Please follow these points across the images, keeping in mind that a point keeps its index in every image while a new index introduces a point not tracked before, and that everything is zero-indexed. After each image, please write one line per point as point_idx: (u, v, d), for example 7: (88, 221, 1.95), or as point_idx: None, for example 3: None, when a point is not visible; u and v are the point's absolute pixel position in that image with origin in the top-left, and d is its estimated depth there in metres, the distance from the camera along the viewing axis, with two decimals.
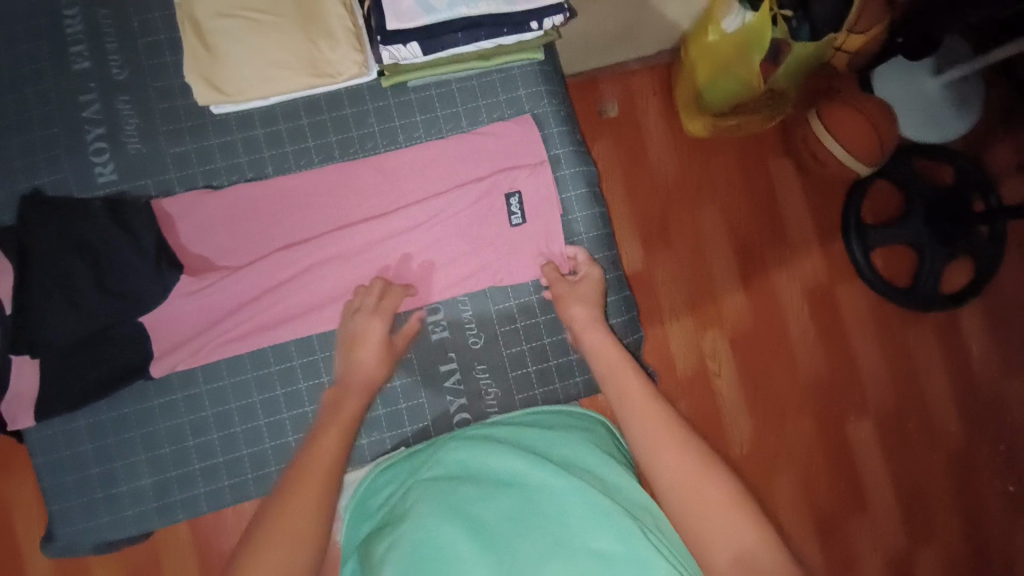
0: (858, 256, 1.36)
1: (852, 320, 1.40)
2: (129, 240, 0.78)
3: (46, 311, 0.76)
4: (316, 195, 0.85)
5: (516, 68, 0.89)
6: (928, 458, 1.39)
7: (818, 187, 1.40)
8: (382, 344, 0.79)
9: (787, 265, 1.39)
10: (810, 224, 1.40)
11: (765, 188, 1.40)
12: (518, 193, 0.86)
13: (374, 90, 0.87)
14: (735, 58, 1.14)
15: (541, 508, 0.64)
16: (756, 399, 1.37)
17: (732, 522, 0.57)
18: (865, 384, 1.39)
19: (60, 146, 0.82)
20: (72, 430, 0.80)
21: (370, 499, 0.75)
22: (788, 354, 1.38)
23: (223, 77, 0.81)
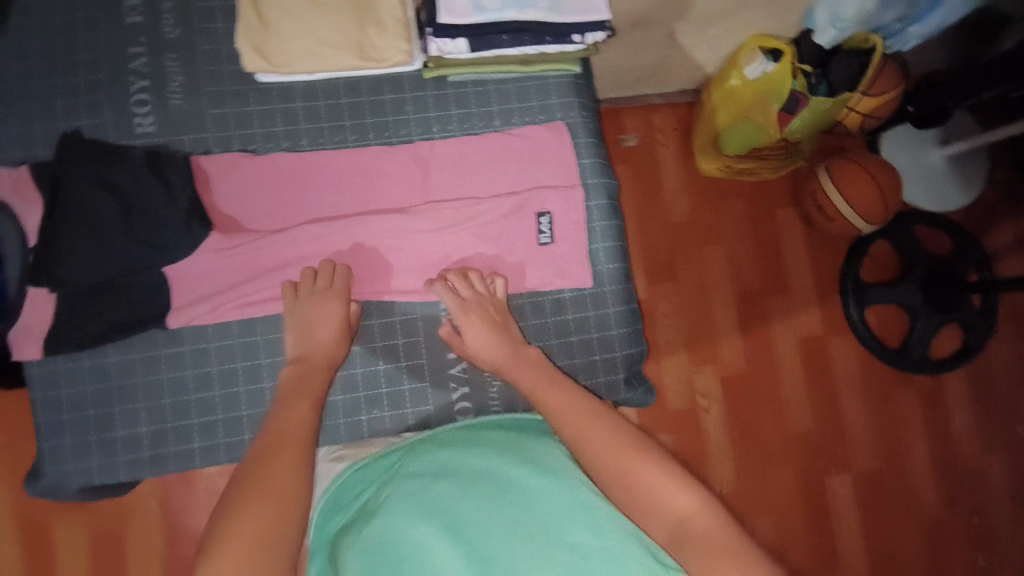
0: (854, 313, 1.39)
1: (844, 374, 1.42)
2: (165, 192, 0.80)
3: (72, 248, 0.79)
4: (350, 174, 0.87)
5: (553, 77, 0.92)
6: (905, 524, 1.40)
7: (821, 240, 1.45)
8: (341, 321, 0.81)
9: (786, 314, 1.42)
10: (811, 276, 1.44)
11: (771, 236, 1.44)
12: (549, 214, 0.90)
13: (414, 80, 0.90)
14: (754, 104, 1.20)
15: (514, 500, 0.61)
16: (742, 443, 1.38)
17: (667, 492, 0.58)
18: (849, 441, 1.41)
19: (103, 92, 0.83)
20: (76, 368, 0.81)
21: (344, 494, 0.73)
22: (777, 402, 1.40)
23: (273, 48, 0.84)
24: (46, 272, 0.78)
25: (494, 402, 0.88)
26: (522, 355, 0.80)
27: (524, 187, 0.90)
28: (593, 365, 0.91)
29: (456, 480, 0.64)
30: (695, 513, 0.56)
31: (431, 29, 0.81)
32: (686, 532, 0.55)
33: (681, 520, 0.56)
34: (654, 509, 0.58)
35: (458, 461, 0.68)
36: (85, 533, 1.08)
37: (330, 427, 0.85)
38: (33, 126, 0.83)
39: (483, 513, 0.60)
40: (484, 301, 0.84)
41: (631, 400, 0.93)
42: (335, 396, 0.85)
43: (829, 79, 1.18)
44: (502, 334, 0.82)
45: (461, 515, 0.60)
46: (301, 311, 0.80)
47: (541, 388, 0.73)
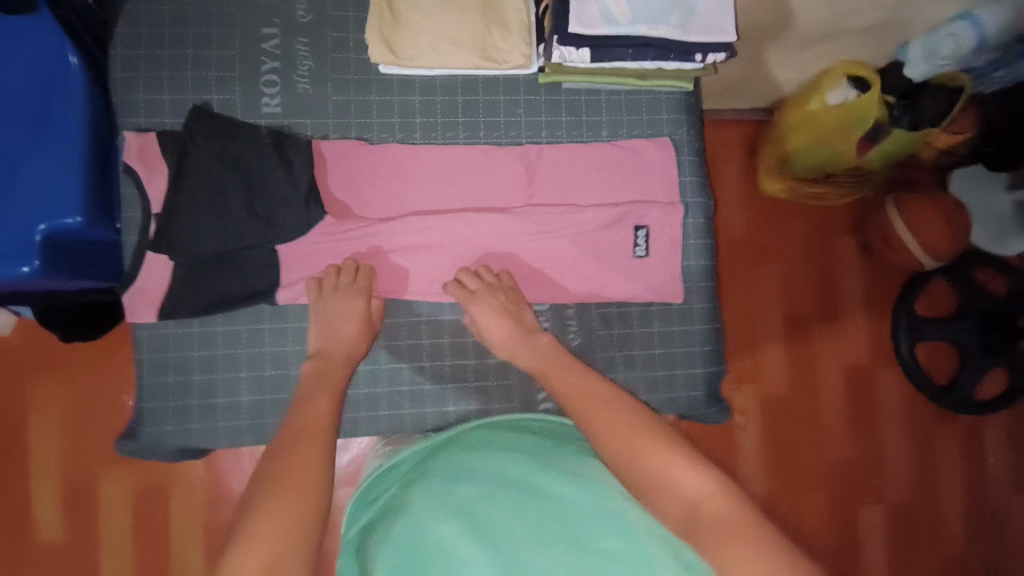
0: (904, 348, 1.36)
1: (886, 407, 1.42)
2: (286, 174, 0.83)
3: (194, 219, 0.81)
4: (459, 171, 0.90)
5: (663, 93, 0.93)
6: (930, 558, 1.40)
7: (876, 271, 1.44)
8: (362, 318, 0.81)
9: (834, 341, 1.41)
10: (864, 306, 1.42)
11: (826, 262, 1.43)
12: (646, 228, 0.90)
13: (529, 84, 0.92)
14: (832, 131, 1.17)
15: (541, 507, 0.61)
16: (776, 465, 1.37)
17: (677, 476, 0.58)
18: (885, 473, 1.41)
19: (234, 69, 0.86)
20: (184, 334, 0.83)
21: (375, 490, 0.75)
22: (817, 428, 1.40)
23: (400, 42, 0.87)
24: (167, 238, 0.81)
25: None
26: (533, 343, 0.81)
27: (624, 201, 0.91)
28: (676, 381, 0.91)
29: (482, 484, 0.65)
30: (708, 497, 0.55)
31: (558, 39, 0.81)
32: (697, 517, 0.54)
33: (693, 505, 0.55)
34: (665, 492, 0.57)
35: (481, 465, 0.68)
36: (129, 486, 1.16)
37: (395, 415, 0.88)
38: (160, 99, 0.84)
39: (510, 516, 0.60)
40: (495, 293, 0.84)
41: (706, 420, 0.94)
42: (402, 386, 0.88)
43: (913, 113, 1.13)
44: (511, 321, 0.82)
45: (488, 517, 0.60)
46: (324, 305, 0.81)
47: (553, 370, 0.76)
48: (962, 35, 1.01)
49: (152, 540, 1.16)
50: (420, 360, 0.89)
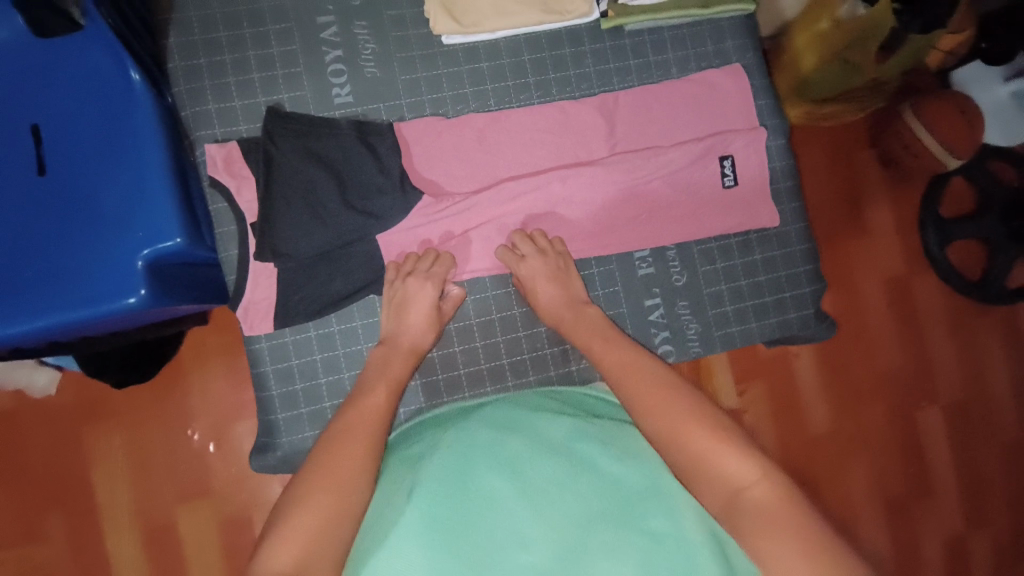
0: (933, 246, 1.36)
1: (927, 311, 1.40)
2: (378, 165, 0.82)
3: (291, 222, 0.79)
4: (540, 130, 0.88)
5: (725, 20, 0.92)
6: (988, 451, 1.40)
7: (899, 182, 1.40)
8: (431, 309, 0.80)
9: (868, 255, 1.39)
10: (891, 219, 1.40)
11: (849, 180, 1.39)
12: (732, 157, 0.88)
13: (592, 32, 0.90)
14: (846, 44, 1.07)
15: (588, 478, 0.63)
16: (834, 384, 1.36)
17: (721, 460, 0.60)
18: (937, 373, 1.39)
19: (300, 63, 0.84)
20: (303, 339, 0.83)
21: (412, 429, 0.78)
22: (867, 342, 1.39)
23: (461, 8, 0.86)
24: (269, 246, 0.79)
25: (696, 345, 0.90)
26: (578, 312, 0.83)
27: (709, 133, 0.90)
28: (786, 303, 0.92)
29: (531, 440, 0.67)
30: (750, 484, 0.58)
31: None
32: (741, 503, 0.57)
33: (738, 490, 0.58)
34: (709, 475, 0.60)
35: (531, 424, 0.70)
36: (211, 517, 1.16)
37: (520, 386, 0.88)
38: (230, 104, 0.82)
39: (556, 487, 0.62)
40: (541, 258, 0.84)
41: (813, 337, 0.95)
42: (458, 370, 0.86)
43: (923, 17, 1.04)
44: (561, 288, 0.83)
45: (537, 483, 0.63)
46: (397, 290, 0.81)
47: (595, 339, 0.79)
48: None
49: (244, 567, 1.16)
50: (535, 326, 0.88)
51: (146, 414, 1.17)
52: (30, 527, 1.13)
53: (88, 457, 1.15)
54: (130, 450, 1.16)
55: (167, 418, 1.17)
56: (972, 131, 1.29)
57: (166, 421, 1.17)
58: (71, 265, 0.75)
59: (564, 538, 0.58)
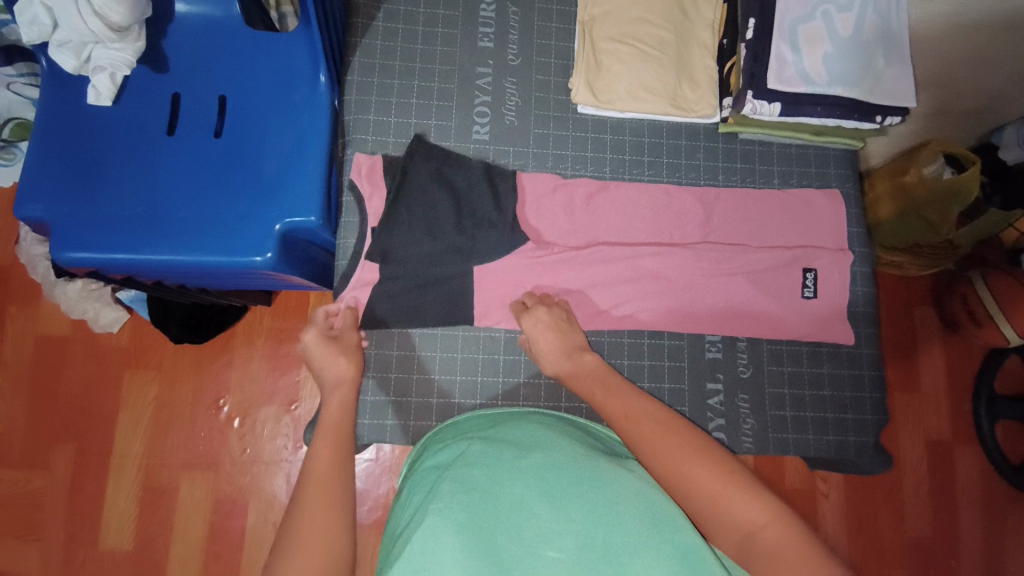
0: (985, 427, 1.36)
1: (963, 486, 1.39)
2: (497, 209, 0.91)
3: (405, 233, 0.89)
4: (644, 207, 0.95)
5: (833, 150, 1.01)
6: None
7: (955, 346, 1.44)
8: (319, 336, 0.83)
9: (916, 414, 1.41)
10: (944, 380, 1.43)
11: (909, 330, 1.44)
12: (815, 270, 0.94)
13: (710, 133, 1.00)
14: (928, 204, 1.13)
15: (608, 492, 0.62)
16: (857, 535, 1.35)
17: (732, 503, 0.60)
18: (963, 551, 1.36)
19: (452, 100, 0.96)
20: (385, 338, 0.89)
21: (442, 433, 0.80)
22: (897, 501, 1.37)
23: (602, 87, 0.96)
24: (381, 249, 0.88)
25: (748, 440, 0.91)
26: (576, 362, 0.82)
27: (798, 244, 0.95)
28: (846, 423, 0.92)
29: (551, 453, 0.67)
30: (761, 526, 0.57)
31: (754, 92, 0.90)
32: (753, 547, 0.57)
33: (746, 535, 0.58)
34: (721, 518, 0.60)
35: (551, 440, 0.70)
36: (207, 494, 1.20)
37: None
38: (388, 119, 0.94)
39: (576, 495, 0.61)
40: (551, 308, 0.87)
41: (866, 468, 0.95)
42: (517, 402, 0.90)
43: (1004, 195, 1.18)
44: (559, 338, 0.84)
45: (560, 487, 0.62)
46: (312, 346, 0.84)
47: (597, 391, 0.76)
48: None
49: (223, 553, 1.18)
50: None
51: (187, 376, 1.23)
52: (37, 456, 1.19)
53: (120, 401, 1.22)
54: (160, 405, 1.22)
55: (210, 385, 1.23)
56: None
57: (210, 385, 1.23)
58: (220, 216, 0.86)
59: (589, 534, 0.57)
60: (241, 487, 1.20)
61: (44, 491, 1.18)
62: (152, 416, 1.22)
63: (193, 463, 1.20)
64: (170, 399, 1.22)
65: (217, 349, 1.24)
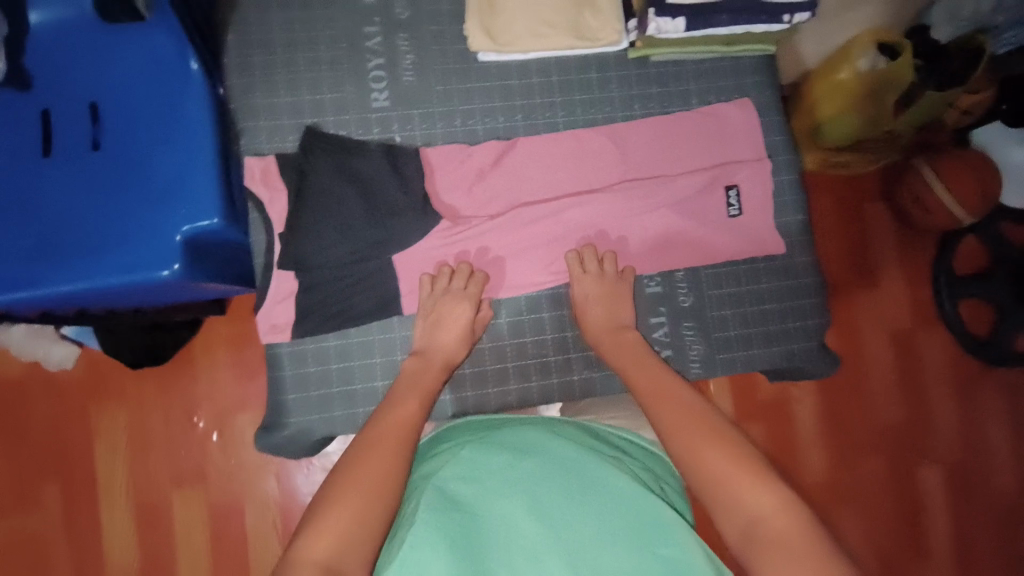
0: (948, 309, 1.42)
1: (932, 371, 1.44)
2: (400, 182, 0.86)
3: (313, 230, 0.84)
4: (562, 153, 0.92)
5: (747, 58, 0.98)
6: (983, 516, 1.42)
7: (908, 233, 1.45)
8: (465, 327, 0.84)
9: (877, 308, 1.44)
10: (899, 270, 1.45)
11: (860, 229, 1.45)
12: (737, 186, 0.94)
13: (620, 60, 0.95)
14: (865, 98, 1.15)
15: (602, 502, 0.61)
16: (834, 433, 1.40)
17: (742, 489, 0.58)
18: (937, 431, 1.43)
19: (344, 68, 0.89)
20: (321, 347, 0.85)
21: (442, 436, 0.79)
22: (866, 395, 1.42)
23: (499, 28, 0.90)
24: (294, 257, 0.84)
25: (696, 367, 0.91)
26: (616, 338, 0.84)
27: (717, 162, 0.94)
28: (791, 333, 0.93)
29: (544, 459, 0.66)
30: (770, 516, 0.56)
31: (655, 10, 0.86)
32: (756, 535, 0.55)
33: (753, 521, 0.56)
34: (729, 505, 0.58)
35: (545, 441, 0.69)
36: (200, 505, 1.19)
37: (523, 390, 0.89)
38: (279, 100, 0.88)
39: (564, 502, 0.61)
40: (604, 279, 0.88)
41: (815, 373, 0.96)
42: (465, 369, 0.88)
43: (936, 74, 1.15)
44: (611, 298, 0.87)
45: (547, 497, 0.62)
46: (432, 307, 0.84)
47: (631, 364, 0.79)
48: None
49: (229, 557, 1.18)
50: (542, 333, 0.90)
51: (151, 396, 1.20)
52: (16, 500, 1.16)
53: (90, 431, 1.19)
54: (133, 430, 1.19)
55: (173, 400, 1.20)
56: (992, 180, 1.26)
57: (173, 401, 1.20)
58: (113, 233, 0.81)
59: (577, 548, 0.58)
60: (231, 494, 1.20)
61: (37, 529, 1.16)
62: (126, 442, 1.19)
63: (176, 479, 1.19)
64: (143, 420, 1.20)
65: (172, 366, 1.21)
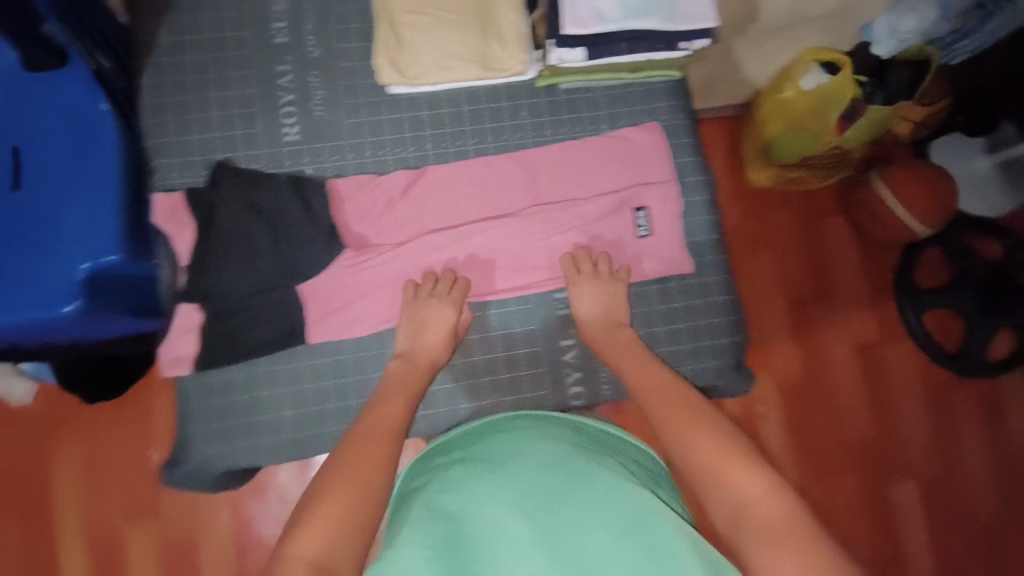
0: (912, 317, 1.41)
1: (902, 384, 1.42)
2: (309, 218, 0.88)
3: (222, 265, 0.86)
4: (471, 180, 0.94)
5: (657, 82, 0.99)
6: (966, 534, 1.38)
7: (870, 247, 1.47)
8: (449, 329, 0.86)
9: (841, 321, 1.44)
10: (863, 285, 1.45)
11: (821, 244, 1.46)
12: (646, 208, 0.95)
13: (529, 89, 0.98)
14: (809, 115, 1.24)
15: (585, 493, 0.63)
16: (803, 450, 1.39)
17: (732, 476, 0.62)
18: (911, 446, 1.40)
19: (255, 105, 0.92)
20: (227, 378, 0.87)
21: (437, 445, 0.81)
22: (835, 410, 1.41)
23: (406, 62, 0.93)
24: (201, 291, 0.86)
25: (607, 389, 0.93)
26: (610, 336, 0.87)
27: (627, 185, 0.96)
28: (703, 352, 0.94)
29: (532, 459, 0.68)
30: (757, 499, 0.59)
31: (553, 41, 0.88)
32: (744, 519, 0.59)
33: (740, 506, 0.60)
34: (721, 490, 0.62)
35: (534, 443, 0.71)
36: (153, 540, 1.17)
37: (431, 416, 0.90)
38: (193, 137, 0.91)
39: (550, 494, 0.63)
40: (598, 281, 0.90)
41: (730, 390, 0.98)
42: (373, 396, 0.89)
43: (883, 89, 1.23)
44: (603, 298, 0.89)
45: (535, 493, 0.63)
46: (417, 311, 0.87)
47: (624, 364, 0.82)
48: (920, 10, 1.18)
49: None
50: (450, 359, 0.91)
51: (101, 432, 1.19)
52: None
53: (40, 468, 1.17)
54: (88, 467, 1.18)
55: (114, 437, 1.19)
56: (947, 194, 1.28)
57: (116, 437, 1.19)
58: (23, 272, 0.82)
59: (561, 537, 0.58)
60: (183, 531, 1.17)
61: None
62: (79, 478, 1.18)
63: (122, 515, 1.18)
64: (99, 455, 1.18)
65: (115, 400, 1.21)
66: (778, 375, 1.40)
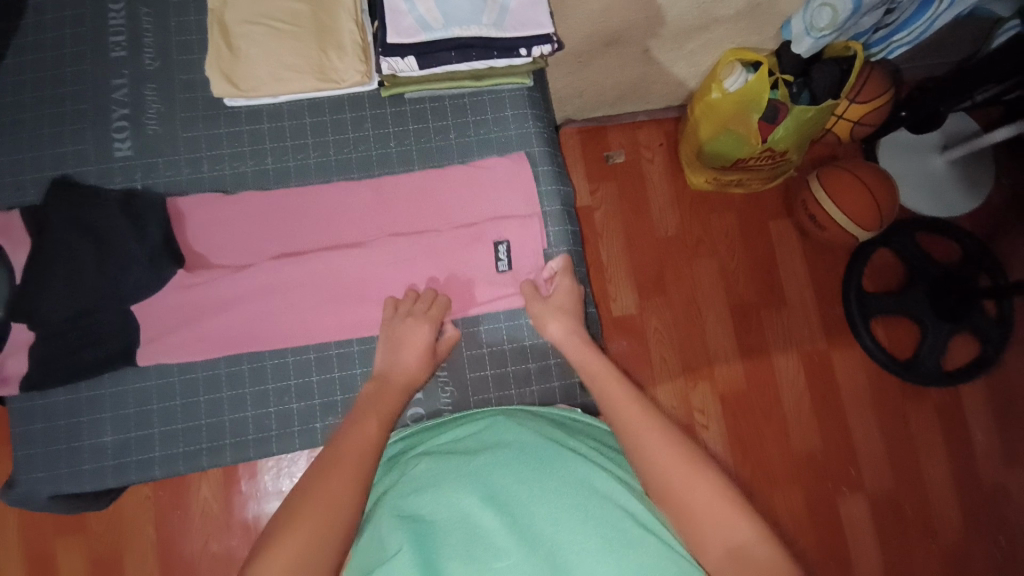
0: (859, 321, 1.34)
1: (850, 392, 1.36)
2: (136, 230, 0.86)
3: (50, 286, 0.84)
4: (304, 196, 0.91)
5: (506, 91, 0.96)
6: (923, 552, 1.30)
7: (816, 254, 1.40)
8: (427, 346, 0.82)
9: (785, 326, 1.37)
10: (808, 291, 1.39)
11: (764, 250, 1.40)
12: (506, 240, 0.91)
13: (373, 100, 0.95)
14: (734, 115, 1.18)
15: (554, 480, 0.64)
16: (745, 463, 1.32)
17: (725, 515, 0.57)
18: (860, 458, 1.33)
19: (86, 121, 0.91)
20: (50, 402, 0.87)
21: (394, 445, 0.81)
22: (779, 420, 1.34)
23: (240, 74, 0.90)
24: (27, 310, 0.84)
25: (447, 408, 0.89)
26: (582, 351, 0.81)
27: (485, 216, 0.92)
28: (549, 369, 0.90)
29: (497, 451, 0.68)
30: (753, 541, 0.55)
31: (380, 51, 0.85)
32: (745, 557, 0.54)
33: (740, 544, 0.55)
34: (707, 524, 0.57)
35: (500, 436, 0.71)
36: (81, 555, 1.20)
37: (261, 439, 0.87)
38: (24, 156, 0.91)
39: (529, 487, 0.63)
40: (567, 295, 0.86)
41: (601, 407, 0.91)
42: (200, 420, 0.87)
43: (812, 88, 1.14)
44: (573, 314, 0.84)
45: (502, 487, 0.64)
46: (394, 328, 0.84)
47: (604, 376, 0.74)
48: (834, 3, 0.99)
49: None
50: (284, 380, 0.88)
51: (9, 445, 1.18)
52: None
53: None
54: None
55: None
56: (887, 196, 1.23)
57: None
58: None
59: (529, 525, 0.59)
60: (103, 544, 1.20)
61: None
62: None
63: (25, 528, 1.21)
64: None
65: None
66: (720, 385, 1.34)
